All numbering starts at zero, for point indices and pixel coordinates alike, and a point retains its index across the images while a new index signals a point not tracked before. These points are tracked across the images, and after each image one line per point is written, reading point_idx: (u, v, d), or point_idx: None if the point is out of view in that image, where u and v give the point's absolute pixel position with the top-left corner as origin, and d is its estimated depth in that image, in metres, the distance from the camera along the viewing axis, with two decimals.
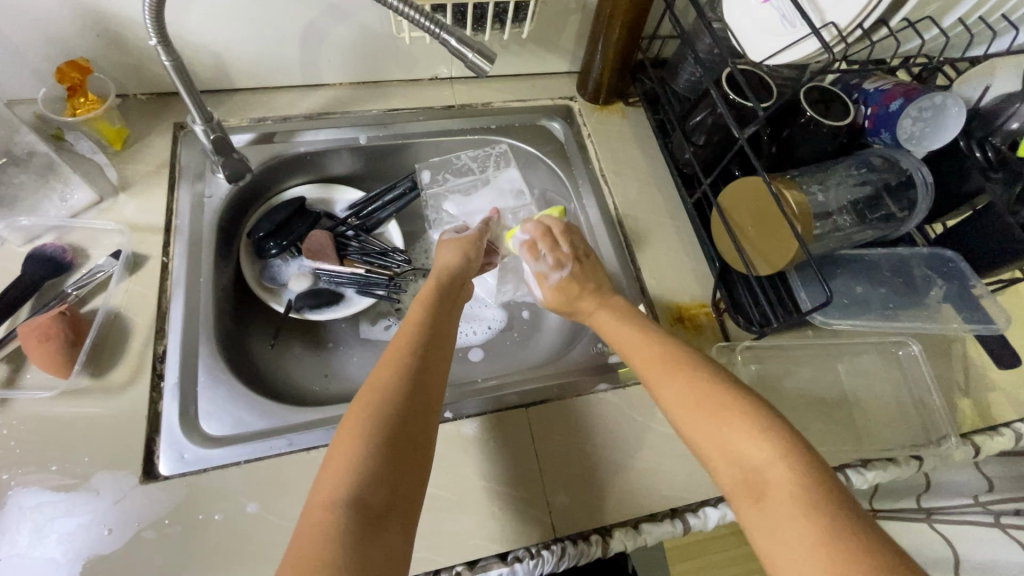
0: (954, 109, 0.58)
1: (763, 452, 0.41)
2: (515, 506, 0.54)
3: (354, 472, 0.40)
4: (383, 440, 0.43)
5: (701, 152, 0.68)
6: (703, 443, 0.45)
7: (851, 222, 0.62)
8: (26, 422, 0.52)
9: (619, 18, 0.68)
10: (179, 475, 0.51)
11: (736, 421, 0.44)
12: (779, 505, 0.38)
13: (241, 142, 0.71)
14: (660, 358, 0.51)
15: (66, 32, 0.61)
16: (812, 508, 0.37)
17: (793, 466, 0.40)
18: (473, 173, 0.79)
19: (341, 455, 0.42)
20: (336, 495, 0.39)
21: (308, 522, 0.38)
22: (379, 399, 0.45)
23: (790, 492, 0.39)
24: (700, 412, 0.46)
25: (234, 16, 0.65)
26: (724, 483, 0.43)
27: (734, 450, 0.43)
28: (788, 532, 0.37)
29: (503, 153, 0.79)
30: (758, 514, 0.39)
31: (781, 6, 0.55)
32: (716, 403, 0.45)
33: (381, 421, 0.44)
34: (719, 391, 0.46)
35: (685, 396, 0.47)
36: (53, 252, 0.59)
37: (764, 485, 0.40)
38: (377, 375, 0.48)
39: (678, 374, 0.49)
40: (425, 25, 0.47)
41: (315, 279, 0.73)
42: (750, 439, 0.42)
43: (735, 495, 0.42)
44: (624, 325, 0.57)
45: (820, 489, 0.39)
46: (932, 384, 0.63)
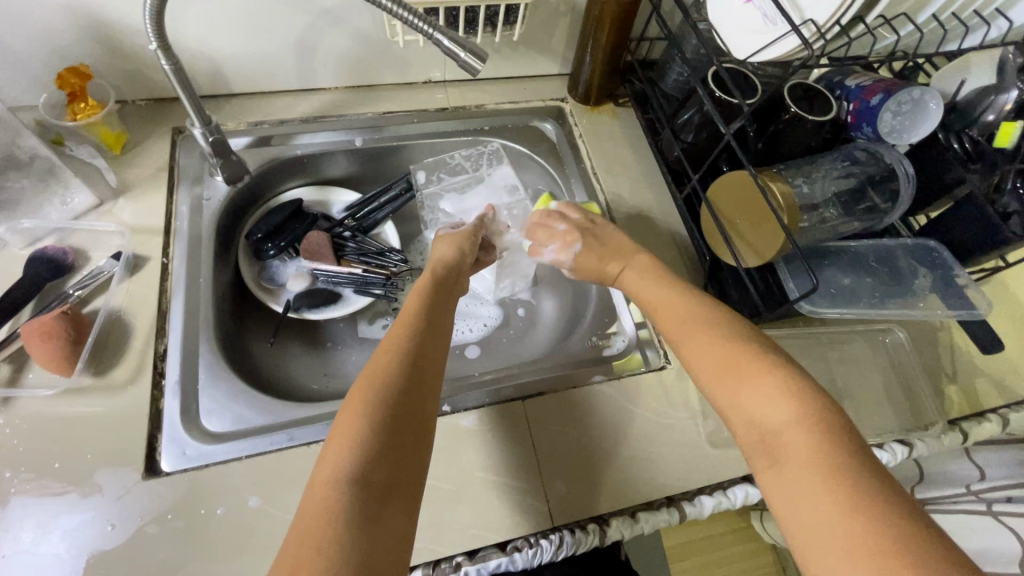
0: (932, 105, 0.61)
1: (780, 411, 0.42)
2: (513, 496, 0.55)
3: (352, 446, 0.42)
4: (381, 417, 0.44)
5: (689, 149, 0.70)
6: (723, 401, 0.46)
7: (837, 215, 0.65)
8: (29, 421, 0.52)
9: (607, 21, 0.69)
10: (180, 471, 0.52)
11: (748, 380, 0.45)
12: (792, 464, 0.39)
13: (239, 146, 0.72)
14: (680, 316, 0.53)
15: (66, 40, 0.63)
16: (831, 472, 0.37)
17: (812, 429, 0.40)
18: (466, 173, 0.80)
19: (343, 435, 0.43)
20: (337, 469, 0.41)
21: (314, 498, 0.39)
22: (378, 379, 0.47)
23: (802, 452, 0.39)
24: (717, 370, 0.47)
25: (231, 23, 0.66)
26: (743, 443, 0.44)
27: (754, 409, 0.43)
28: (802, 490, 0.38)
29: (495, 150, 0.80)
30: (771, 475, 0.40)
31: (762, 5, 0.57)
32: (737, 360, 0.46)
33: (379, 400, 0.45)
34: (733, 348, 0.47)
35: (710, 357, 0.48)
36: (54, 254, 0.59)
37: (778, 446, 0.40)
38: (379, 356, 0.49)
39: (695, 333, 0.51)
40: (419, 25, 0.49)
41: (313, 279, 0.74)
42: (764, 399, 0.43)
43: (752, 455, 0.43)
44: (649, 284, 0.58)
45: (837, 450, 0.38)
46: (919, 371, 0.64)
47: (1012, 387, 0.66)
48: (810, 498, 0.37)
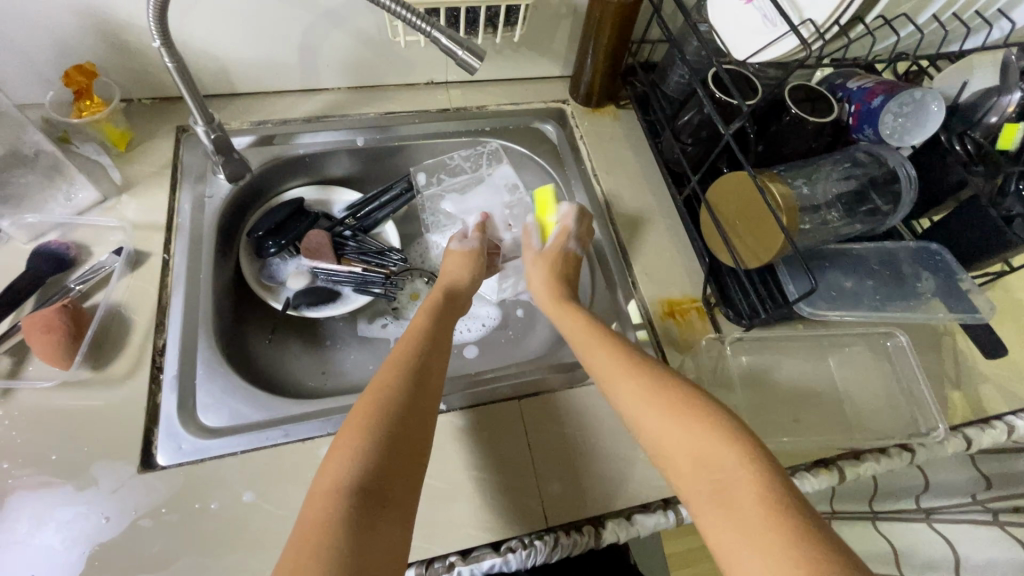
0: (933, 107, 0.60)
1: (730, 455, 0.43)
2: (507, 495, 0.54)
3: (357, 455, 0.43)
4: (385, 435, 0.45)
5: (689, 150, 0.70)
6: (669, 447, 0.46)
7: (839, 216, 0.65)
8: (28, 412, 0.53)
9: (607, 23, 0.70)
10: (175, 465, 0.52)
11: (698, 424, 0.45)
12: (743, 509, 0.40)
13: (242, 144, 0.73)
14: (624, 361, 0.53)
15: (73, 38, 0.64)
16: (777, 520, 0.38)
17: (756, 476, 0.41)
18: (466, 173, 0.81)
19: (345, 445, 0.44)
20: (340, 483, 0.42)
21: (315, 504, 0.41)
22: (375, 404, 0.47)
23: (754, 499, 0.40)
24: (663, 417, 0.47)
25: (236, 24, 0.67)
26: (686, 491, 0.44)
27: (701, 454, 0.44)
28: (753, 532, 0.38)
29: (495, 150, 0.81)
30: (721, 519, 0.40)
31: (763, 7, 0.57)
32: (676, 406, 0.47)
33: (380, 409, 0.47)
34: (678, 395, 0.48)
35: (648, 403, 0.49)
36: (56, 248, 0.60)
37: (729, 489, 0.41)
38: (381, 380, 0.50)
39: (635, 378, 0.51)
40: (419, 25, 0.49)
41: (313, 277, 0.75)
42: (713, 444, 0.44)
43: (696, 499, 0.43)
44: (586, 328, 0.59)
45: (778, 499, 0.39)
46: (921, 374, 0.63)
47: (1018, 393, 0.65)
48: (762, 543, 0.37)
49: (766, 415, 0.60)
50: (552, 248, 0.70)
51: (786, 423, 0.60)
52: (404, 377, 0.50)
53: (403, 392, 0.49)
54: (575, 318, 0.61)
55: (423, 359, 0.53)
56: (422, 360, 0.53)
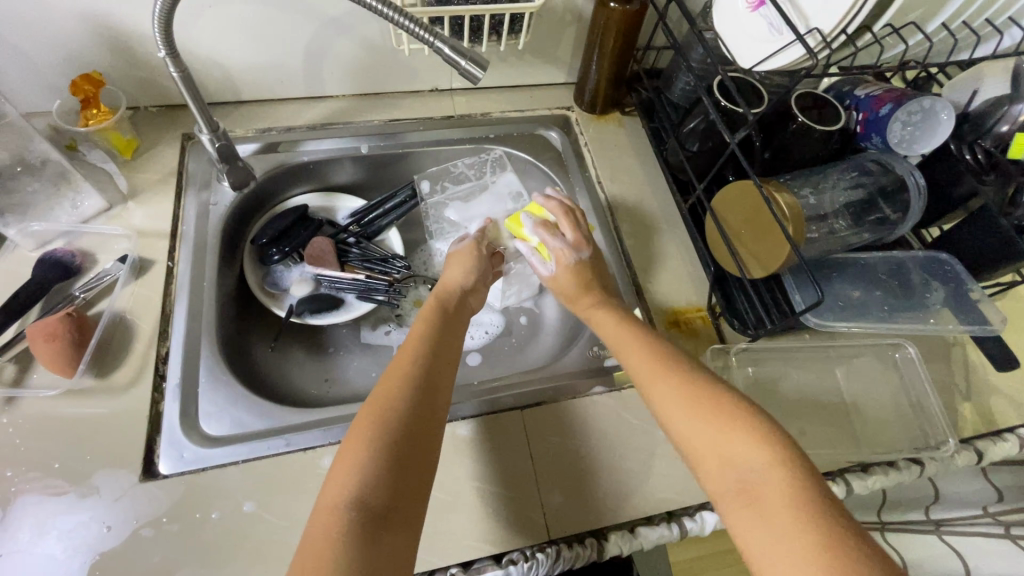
0: (943, 115, 0.59)
1: (758, 455, 0.43)
2: (509, 507, 0.54)
3: (363, 470, 0.43)
4: (392, 447, 0.45)
5: (694, 159, 0.70)
6: (697, 444, 0.46)
7: (846, 226, 0.64)
8: (31, 420, 0.53)
9: (612, 30, 0.70)
10: (177, 474, 0.52)
11: (727, 423, 0.45)
12: (770, 509, 0.40)
13: (247, 152, 0.74)
14: (652, 357, 0.53)
15: (80, 47, 0.64)
16: (806, 521, 0.38)
17: (784, 477, 0.41)
18: (470, 181, 0.80)
19: (348, 460, 0.44)
20: (340, 499, 0.41)
21: (318, 524, 0.40)
22: (382, 413, 0.47)
23: (782, 500, 0.40)
24: (690, 415, 0.47)
25: (242, 33, 0.68)
26: (713, 488, 0.44)
27: (728, 453, 0.44)
28: (783, 534, 0.38)
29: (500, 157, 0.81)
30: (747, 519, 0.41)
31: (768, 15, 0.56)
32: (704, 404, 0.47)
33: (385, 421, 0.46)
34: (706, 392, 0.48)
35: (676, 400, 0.48)
36: (61, 256, 0.60)
37: (756, 491, 0.41)
38: (382, 386, 0.50)
39: (666, 373, 0.51)
40: (421, 35, 0.49)
41: (317, 284, 0.75)
42: (740, 443, 0.44)
43: (723, 498, 0.43)
44: (612, 322, 0.59)
45: (806, 500, 0.40)
46: (930, 386, 0.62)
47: None
48: (791, 544, 0.38)
49: None
50: (560, 270, 0.63)
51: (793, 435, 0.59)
52: (413, 383, 0.50)
53: (411, 399, 0.48)
54: (603, 310, 0.61)
55: (430, 365, 0.53)
56: (429, 364, 0.53)
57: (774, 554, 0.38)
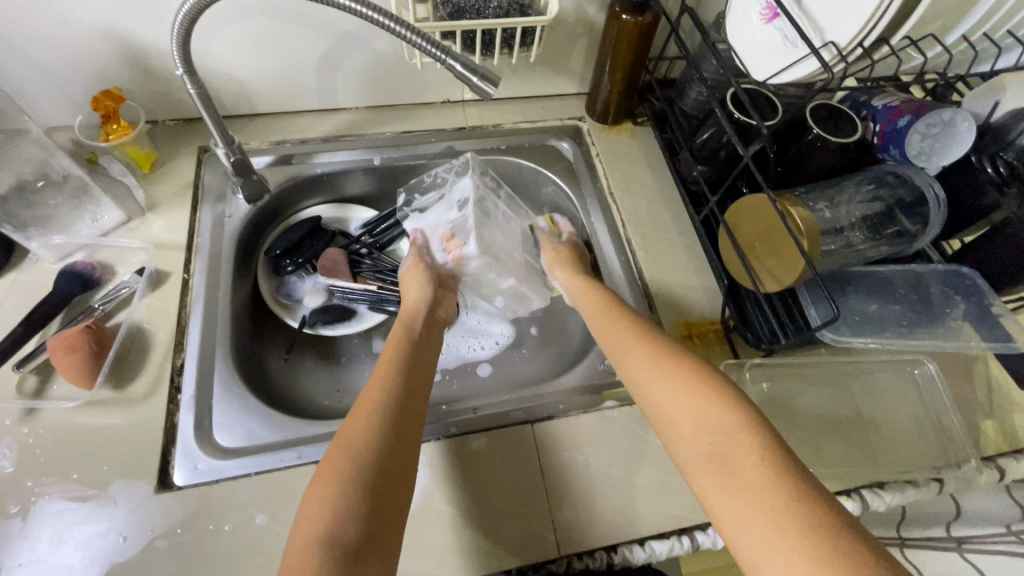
0: (964, 125, 0.57)
1: (725, 424, 0.45)
2: (518, 522, 0.54)
3: (332, 500, 0.44)
4: (360, 476, 0.46)
5: (708, 171, 0.70)
6: (672, 414, 0.49)
7: (863, 239, 0.62)
8: (51, 431, 0.54)
9: (625, 41, 0.69)
10: (191, 486, 0.53)
11: (702, 391, 0.48)
12: (733, 470, 0.42)
13: (261, 164, 0.75)
14: (635, 337, 0.57)
15: (102, 63, 0.66)
16: (770, 477, 0.41)
17: (749, 441, 0.43)
18: (438, 190, 0.78)
19: (318, 495, 0.45)
20: (312, 533, 0.42)
21: (292, 553, 0.42)
22: (350, 453, 0.47)
23: (747, 463, 0.42)
24: (668, 387, 0.51)
25: (258, 47, 0.69)
26: (684, 458, 0.46)
27: (698, 425, 0.46)
28: (747, 492, 0.41)
29: (465, 163, 0.76)
30: (716, 481, 0.43)
31: (783, 27, 0.56)
32: (682, 380, 0.50)
33: (352, 451, 0.47)
34: (683, 368, 0.52)
35: (653, 378, 0.52)
36: (82, 268, 0.62)
37: (724, 453, 0.44)
38: (350, 424, 0.50)
39: (644, 352, 0.55)
40: (432, 51, 0.49)
41: (329, 295, 0.76)
42: (711, 413, 0.46)
43: (692, 466, 0.45)
44: (595, 307, 0.63)
45: (770, 461, 0.42)
46: (951, 403, 0.60)
47: None
48: (753, 501, 0.40)
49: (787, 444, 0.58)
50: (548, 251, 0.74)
51: (808, 452, 0.58)
52: (382, 418, 0.51)
53: (379, 434, 0.49)
54: (598, 296, 0.64)
55: (401, 400, 0.53)
56: (402, 395, 0.54)
57: (738, 513, 0.40)
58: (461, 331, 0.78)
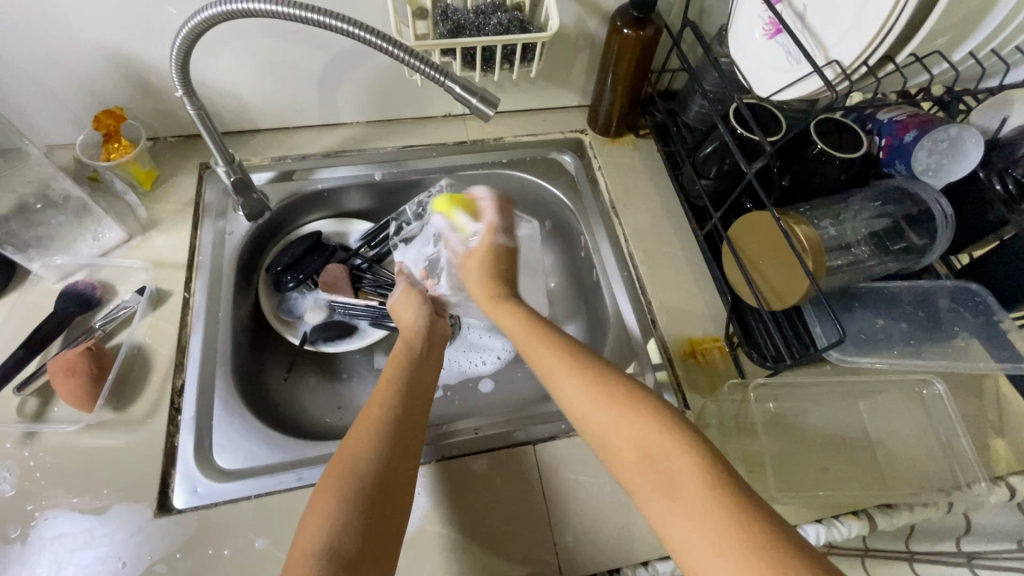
0: (971, 140, 0.57)
1: (671, 445, 0.43)
2: (519, 546, 0.53)
3: (332, 515, 0.44)
4: (360, 489, 0.46)
5: (712, 185, 0.69)
6: (614, 443, 0.47)
7: (869, 253, 0.62)
8: (51, 454, 0.54)
9: (627, 54, 0.69)
10: (191, 510, 0.52)
11: (644, 418, 0.46)
12: (682, 494, 0.40)
13: (261, 180, 0.74)
14: (569, 362, 0.54)
15: (103, 82, 0.66)
16: (717, 498, 0.39)
17: (694, 462, 0.42)
18: (420, 221, 0.78)
19: (319, 510, 0.45)
20: (311, 546, 0.42)
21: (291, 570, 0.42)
22: (352, 468, 0.47)
23: (694, 485, 0.40)
24: (605, 413, 0.48)
25: (258, 65, 0.69)
26: (634, 485, 0.44)
27: (643, 447, 0.45)
28: (697, 517, 0.39)
29: (440, 192, 0.77)
30: (665, 510, 0.41)
31: (786, 43, 0.55)
32: (619, 403, 0.48)
33: (353, 465, 0.48)
34: (619, 391, 0.50)
35: (589, 404, 0.50)
36: (83, 289, 0.62)
37: (670, 480, 0.42)
38: (352, 437, 0.50)
39: (579, 377, 0.52)
40: (431, 74, 0.49)
41: (331, 311, 0.76)
42: (654, 435, 0.45)
43: (643, 494, 0.43)
44: (523, 329, 0.60)
45: (717, 480, 0.40)
46: (959, 424, 0.59)
47: None
48: (705, 524, 0.38)
49: (791, 464, 0.58)
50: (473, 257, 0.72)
51: (812, 472, 0.57)
52: (384, 431, 0.51)
53: (382, 447, 0.49)
54: (521, 321, 0.62)
55: (402, 411, 0.53)
56: (403, 408, 0.54)
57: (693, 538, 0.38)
58: (462, 346, 0.77)
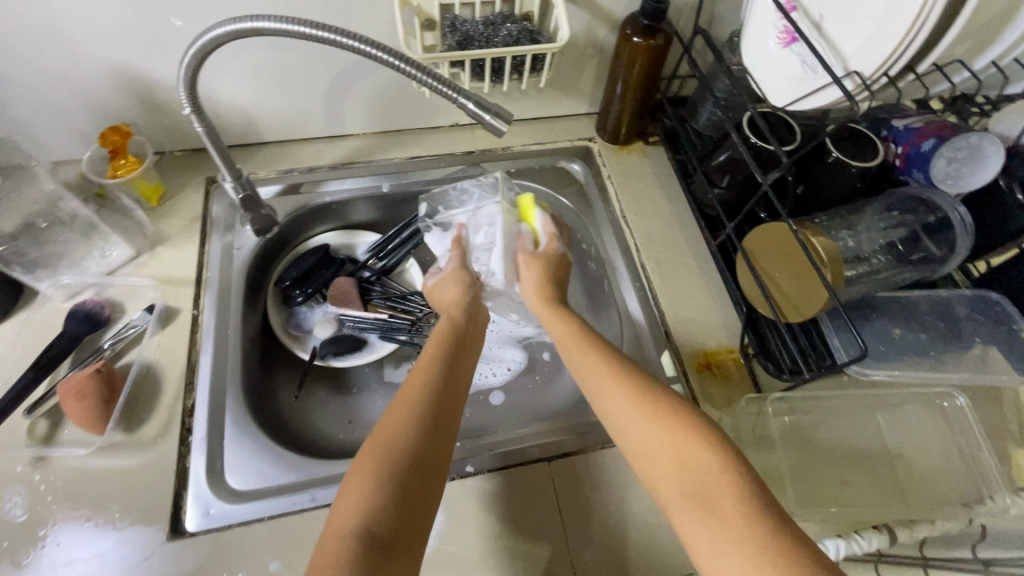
0: (992, 150, 0.56)
1: (709, 458, 0.44)
2: (536, 566, 0.52)
3: (367, 498, 0.43)
4: (397, 471, 0.45)
5: (725, 194, 0.68)
6: (649, 451, 0.47)
7: (887, 264, 0.61)
8: (62, 477, 0.53)
9: (637, 62, 0.68)
10: (204, 532, 0.52)
11: (680, 433, 0.46)
12: (716, 509, 0.41)
13: (269, 194, 0.74)
14: (611, 369, 0.54)
15: (109, 98, 0.65)
16: (750, 517, 0.39)
17: (729, 477, 0.42)
18: (463, 206, 0.74)
19: (354, 488, 0.44)
20: (346, 527, 0.41)
21: (321, 552, 0.41)
22: (392, 443, 0.46)
23: (729, 502, 0.41)
24: (643, 419, 0.48)
25: (265, 78, 0.68)
26: (664, 493, 0.44)
27: (681, 456, 0.45)
28: (729, 532, 0.39)
29: (492, 182, 0.74)
30: (694, 523, 0.41)
31: (802, 52, 0.54)
32: (658, 409, 0.48)
33: (392, 444, 0.46)
34: (655, 399, 0.50)
35: (628, 408, 0.50)
36: (92, 307, 0.61)
37: (707, 496, 0.42)
38: (393, 414, 0.49)
39: (618, 381, 0.52)
40: (444, 90, 0.48)
41: (340, 325, 0.75)
42: (693, 447, 0.45)
43: (672, 503, 0.44)
44: (565, 329, 0.61)
45: (751, 497, 0.41)
46: (983, 439, 0.58)
47: None
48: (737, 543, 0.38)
49: (811, 478, 0.57)
50: (537, 259, 0.69)
51: (832, 486, 0.56)
52: (424, 412, 0.50)
53: (421, 429, 0.48)
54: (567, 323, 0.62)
55: (439, 392, 0.52)
56: (444, 388, 0.53)
57: (724, 554, 0.39)
58: None
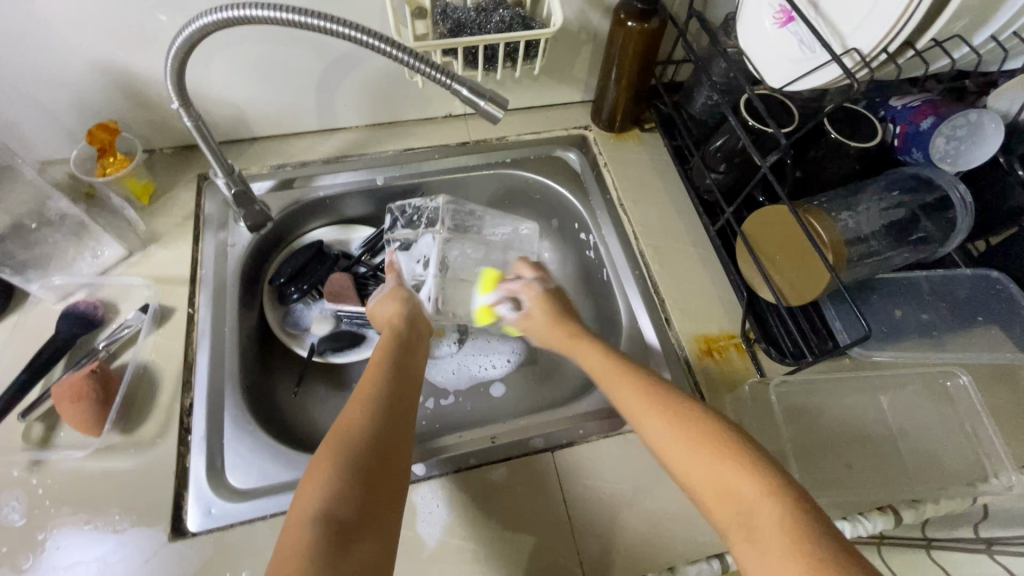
0: (992, 126, 0.55)
1: (747, 473, 0.42)
2: (542, 557, 0.52)
3: (327, 487, 0.43)
4: (358, 459, 0.45)
5: (723, 179, 0.68)
6: (685, 468, 0.46)
7: (885, 245, 0.61)
8: (60, 480, 0.52)
9: (631, 48, 0.67)
10: (206, 532, 0.51)
11: (713, 449, 0.45)
12: (762, 527, 0.39)
13: (261, 189, 0.73)
14: (633, 385, 0.53)
15: (96, 95, 0.64)
16: (796, 533, 0.38)
17: (772, 492, 0.40)
18: (410, 230, 0.75)
19: (315, 478, 0.43)
20: (306, 515, 0.41)
21: (284, 541, 0.40)
22: (350, 436, 0.47)
23: (774, 518, 0.39)
24: (673, 437, 0.47)
25: (254, 72, 0.67)
26: (713, 512, 0.43)
27: (718, 473, 0.43)
28: (774, 550, 0.37)
29: (436, 207, 0.75)
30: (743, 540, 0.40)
31: (799, 31, 0.54)
32: (688, 425, 0.47)
33: (353, 437, 0.46)
34: (686, 413, 0.49)
35: (657, 426, 0.49)
36: (85, 309, 0.60)
37: (746, 512, 0.41)
38: (350, 410, 0.50)
39: (647, 400, 0.51)
40: (437, 77, 0.47)
41: (337, 321, 0.74)
42: (727, 462, 0.44)
43: (722, 520, 0.42)
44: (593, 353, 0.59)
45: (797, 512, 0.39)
46: (987, 414, 0.57)
47: None
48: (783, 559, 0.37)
49: (815, 462, 0.56)
50: (533, 307, 0.67)
51: (838, 469, 0.56)
52: (380, 405, 0.50)
53: (377, 421, 0.49)
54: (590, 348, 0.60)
55: (396, 391, 0.53)
56: (398, 389, 0.53)
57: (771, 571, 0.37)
58: (472, 350, 0.76)
